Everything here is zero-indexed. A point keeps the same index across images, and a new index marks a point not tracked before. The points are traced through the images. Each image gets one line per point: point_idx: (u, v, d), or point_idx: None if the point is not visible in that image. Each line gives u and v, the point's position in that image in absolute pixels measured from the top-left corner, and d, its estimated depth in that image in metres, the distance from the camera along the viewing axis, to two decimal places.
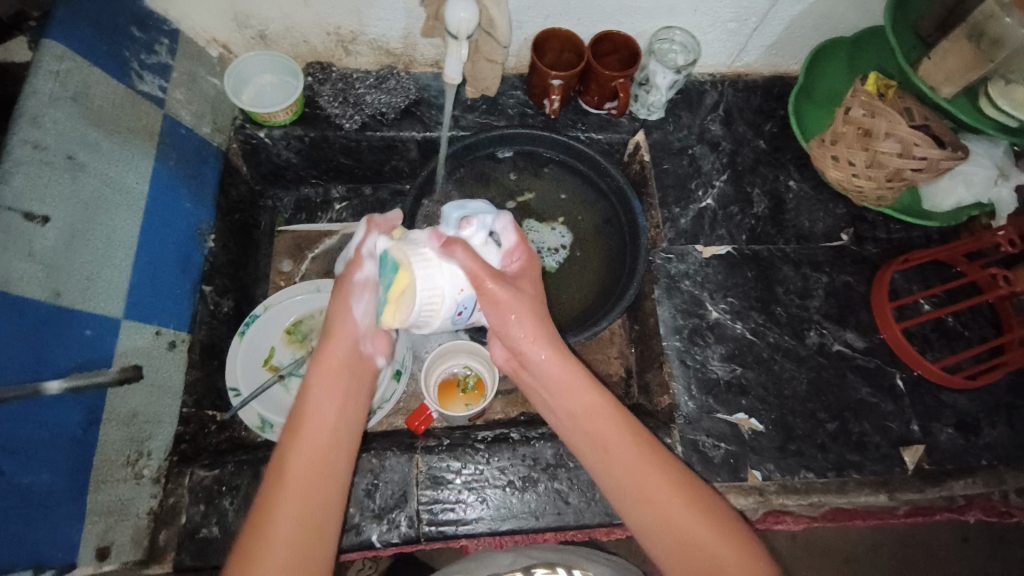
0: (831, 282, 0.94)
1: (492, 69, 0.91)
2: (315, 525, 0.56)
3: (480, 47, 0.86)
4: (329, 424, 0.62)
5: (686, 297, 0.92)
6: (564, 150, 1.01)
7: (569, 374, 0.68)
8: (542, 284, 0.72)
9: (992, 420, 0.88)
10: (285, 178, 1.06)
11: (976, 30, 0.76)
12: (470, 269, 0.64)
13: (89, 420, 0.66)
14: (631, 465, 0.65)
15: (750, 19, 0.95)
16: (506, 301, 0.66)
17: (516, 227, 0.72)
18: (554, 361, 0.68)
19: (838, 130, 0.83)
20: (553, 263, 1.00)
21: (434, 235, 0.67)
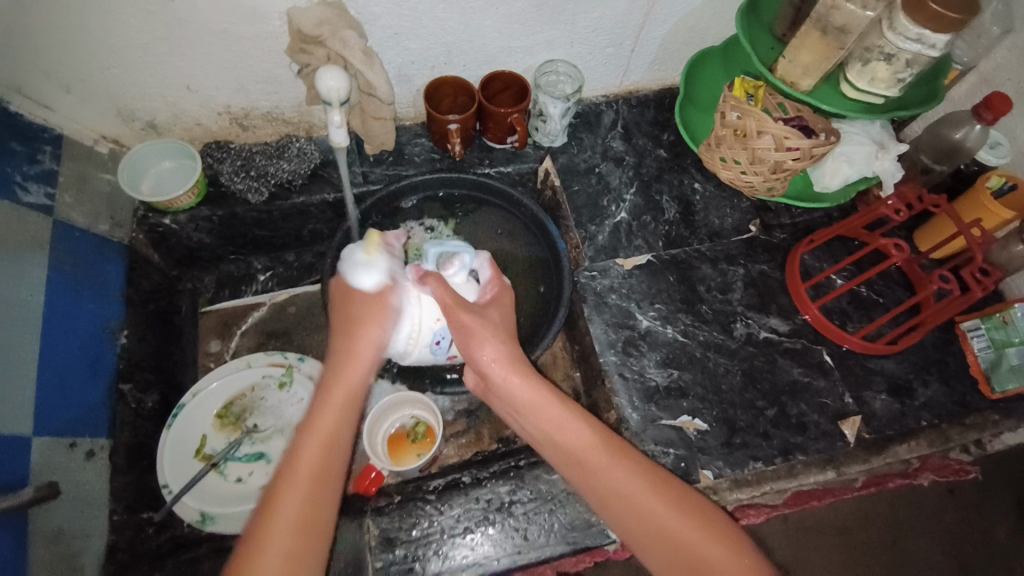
0: (748, 272, 0.98)
1: (383, 125, 0.95)
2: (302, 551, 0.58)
3: (366, 107, 0.91)
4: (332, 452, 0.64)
5: (615, 311, 0.94)
6: (477, 188, 1.03)
7: (533, 394, 0.71)
8: (513, 316, 0.77)
9: (923, 379, 0.91)
10: (203, 260, 1.04)
11: (822, 21, 0.81)
12: (441, 296, 0.72)
13: (14, 544, 0.63)
14: (609, 477, 0.66)
15: (625, 41, 1.01)
16: (476, 327, 0.72)
17: (493, 264, 0.80)
18: (518, 382, 0.71)
19: (718, 134, 0.89)
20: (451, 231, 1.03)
21: (415, 269, 0.75)
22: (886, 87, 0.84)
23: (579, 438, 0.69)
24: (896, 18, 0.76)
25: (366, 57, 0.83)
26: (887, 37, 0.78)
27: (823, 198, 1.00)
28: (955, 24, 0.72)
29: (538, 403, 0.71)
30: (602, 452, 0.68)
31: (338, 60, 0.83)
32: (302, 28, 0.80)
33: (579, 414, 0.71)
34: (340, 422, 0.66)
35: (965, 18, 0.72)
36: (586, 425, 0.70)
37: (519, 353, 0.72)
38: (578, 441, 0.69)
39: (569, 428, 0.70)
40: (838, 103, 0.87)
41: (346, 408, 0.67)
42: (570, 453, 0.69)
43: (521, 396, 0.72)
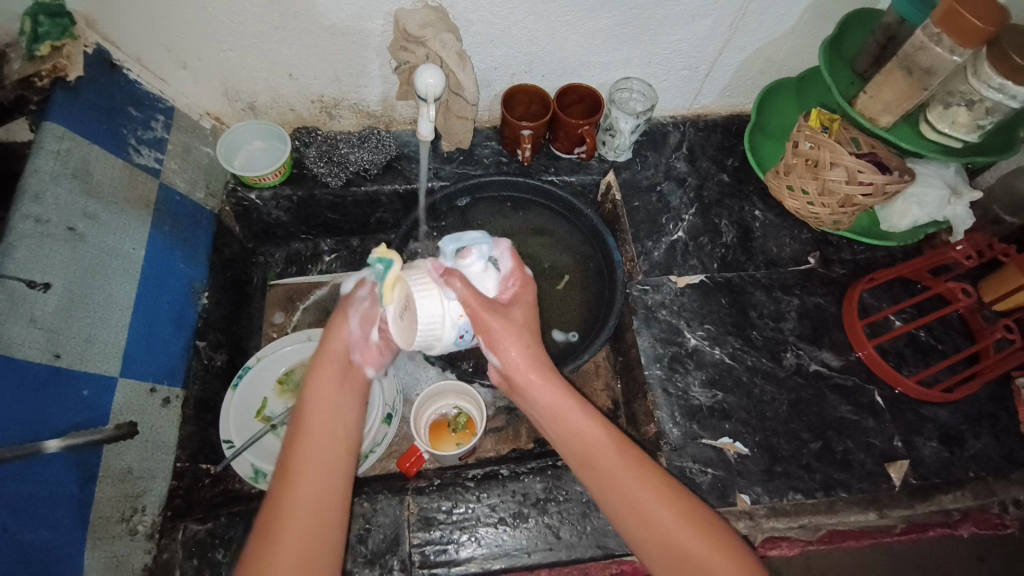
0: (803, 304, 0.98)
1: (463, 124, 1.00)
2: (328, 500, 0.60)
3: (451, 106, 0.96)
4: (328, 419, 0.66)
5: (664, 326, 0.95)
6: (540, 194, 1.07)
7: (559, 397, 0.69)
8: (537, 311, 0.75)
9: (975, 431, 0.88)
10: (277, 236, 1.11)
11: (908, 61, 0.78)
12: (468, 299, 0.68)
13: (84, 478, 0.68)
14: (626, 486, 0.66)
15: (700, 65, 1.04)
16: (500, 330, 0.69)
17: (514, 253, 0.76)
18: (541, 387, 0.69)
19: (788, 162, 0.89)
20: None
21: (435, 265, 0.71)
22: (966, 132, 0.83)
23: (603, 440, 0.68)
24: (981, 65, 0.75)
25: (459, 59, 0.87)
26: (971, 83, 0.77)
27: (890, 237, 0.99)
28: None
29: (560, 404, 0.69)
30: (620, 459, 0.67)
31: (435, 60, 0.86)
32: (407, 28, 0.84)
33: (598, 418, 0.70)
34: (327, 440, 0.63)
35: None
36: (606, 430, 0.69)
37: (545, 356, 0.70)
38: (593, 436, 0.68)
39: (584, 423, 0.69)
40: (915, 142, 0.86)
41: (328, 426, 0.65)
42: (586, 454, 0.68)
43: (542, 401, 0.69)
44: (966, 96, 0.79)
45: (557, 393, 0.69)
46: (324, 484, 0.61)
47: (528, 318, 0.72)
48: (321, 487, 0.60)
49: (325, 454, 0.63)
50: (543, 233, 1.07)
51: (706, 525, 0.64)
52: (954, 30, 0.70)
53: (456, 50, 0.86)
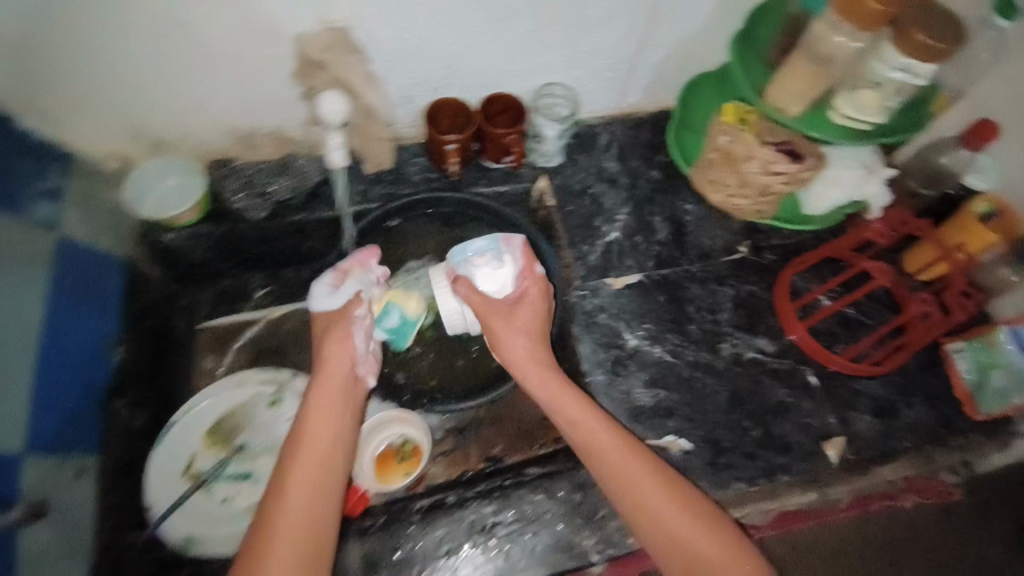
0: (737, 293, 1.00)
1: (383, 146, 1.00)
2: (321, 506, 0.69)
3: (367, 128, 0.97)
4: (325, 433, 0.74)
5: (604, 330, 0.96)
6: (474, 207, 1.06)
7: (557, 391, 0.79)
8: (546, 307, 0.84)
9: (908, 401, 0.91)
10: (201, 275, 1.05)
11: (812, 51, 0.77)
12: (471, 301, 0.83)
13: None
14: (626, 469, 0.72)
15: (622, 66, 1.03)
16: (503, 329, 0.82)
17: (525, 250, 0.84)
18: (541, 378, 0.80)
19: (708, 156, 0.91)
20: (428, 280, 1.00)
21: (449, 269, 0.85)
22: (873, 113, 0.81)
23: (602, 429, 0.75)
24: (883, 48, 0.74)
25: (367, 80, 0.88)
26: (874, 66, 0.76)
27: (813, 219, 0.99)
28: (939, 55, 0.70)
29: (561, 401, 0.78)
30: (621, 446, 0.73)
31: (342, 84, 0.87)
32: (310, 54, 0.84)
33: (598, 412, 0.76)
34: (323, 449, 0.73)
35: (951, 51, 0.70)
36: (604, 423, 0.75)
37: (543, 351, 0.81)
38: (593, 429, 0.75)
39: (586, 418, 0.76)
40: (826, 129, 0.83)
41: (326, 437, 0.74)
42: (589, 442, 0.74)
43: (541, 393, 0.80)
44: (869, 79, 0.78)
45: (554, 387, 0.78)
46: (316, 489, 0.69)
47: (530, 316, 0.83)
48: (311, 493, 0.69)
49: (318, 465, 0.71)
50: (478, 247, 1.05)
51: (680, 488, 0.71)
52: (852, 18, 0.69)
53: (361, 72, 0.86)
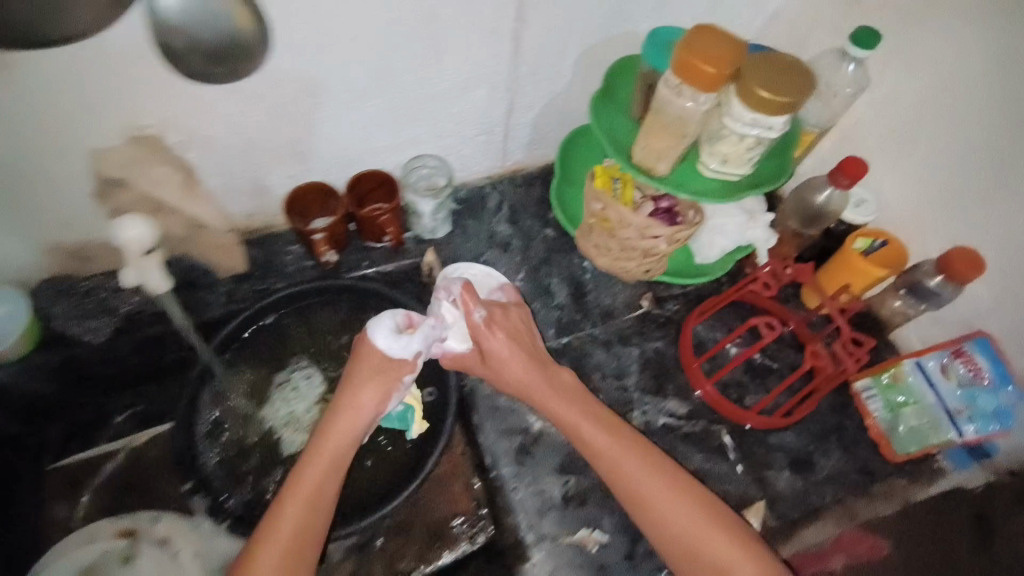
0: (643, 352, 0.95)
1: (228, 254, 0.93)
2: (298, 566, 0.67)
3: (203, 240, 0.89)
4: (325, 488, 0.72)
5: (506, 415, 0.89)
6: (352, 292, 0.97)
7: (586, 422, 0.78)
8: (526, 340, 0.85)
9: (824, 450, 0.88)
10: (49, 407, 0.93)
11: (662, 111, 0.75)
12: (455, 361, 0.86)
13: None
14: (653, 498, 0.72)
15: (495, 128, 0.98)
16: (494, 372, 0.84)
17: (464, 289, 0.84)
18: (563, 412, 0.80)
19: (588, 223, 0.86)
20: (292, 387, 0.93)
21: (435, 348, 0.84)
22: (738, 166, 0.78)
23: (634, 465, 0.74)
24: (731, 104, 0.71)
25: (185, 189, 0.81)
26: (726, 122, 0.73)
27: (708, 270, 0.96)
28: (786, 108, 0.67)
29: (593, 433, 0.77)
30: (653, 478, 0.73)
31: (147, 198, 0.79)
32: (105, 169, 0.75)
33: (638, 448, 0.76)
34: (317, 501, 0.71)
35: (797, 101, 0.67)
36: (641, 458, 0.75)
37: (542, 381, 0.82)
38: (632, 467, 0.74)
39: (614, 454, 0.75)
40: (698, 183, 0.80)
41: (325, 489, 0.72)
42: (630, 480, 0.74)
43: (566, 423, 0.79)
44: (723, 136, 0.75)
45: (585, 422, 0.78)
46: (305, 531, 0.69)
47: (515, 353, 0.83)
48: (300, 536, 0.68)
49: (311, 506, 0.70)
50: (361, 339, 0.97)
51: (720, 518, 0.71)
52: (693, 81, 0.66)
53: (178, 178, 0.80)
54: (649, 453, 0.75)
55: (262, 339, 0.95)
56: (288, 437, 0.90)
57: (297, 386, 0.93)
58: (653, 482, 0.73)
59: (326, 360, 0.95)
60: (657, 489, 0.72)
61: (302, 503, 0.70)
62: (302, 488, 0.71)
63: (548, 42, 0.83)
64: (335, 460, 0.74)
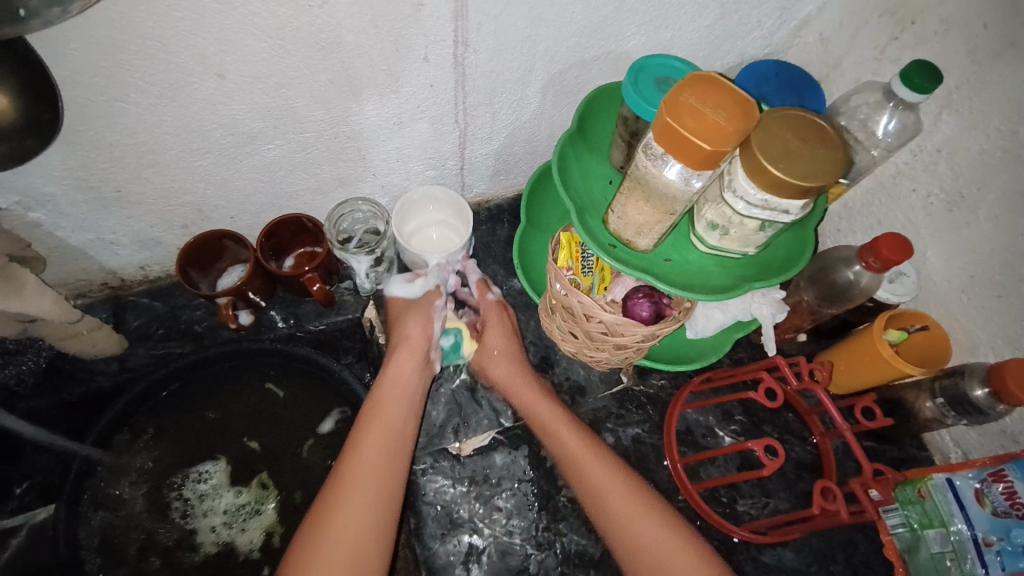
0: (619, 441, 0.80)
1: (96, 341, 0.74)
2: (390, 479, 0.65)
3: (60, 329, 0.70)
4: (401, 410, 0.71)
5: (448, 522, 0.74)
6: (272, 355, 0.84)
7: (582, 449, 0.70)
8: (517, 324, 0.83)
9: (828, 572, 0.73)
10: None
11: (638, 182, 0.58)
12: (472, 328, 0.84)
13: None
14: (653, 544, 0.62)
15: (446, 162, 0.80)
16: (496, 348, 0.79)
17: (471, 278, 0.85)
18: (554, 421, 0.73)
19: (550, 302, 0.70)
20: (217, 480, 0.82)
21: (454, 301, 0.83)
22: (740, 246, 0.61)
23: (623, 499, 0.66)
24: (733, 179, 0.54)
25: (8, 281, 0.60)
26: (727, 199, 0.56)
27: (699, 352, 0.79)
28: (807, 193, 0.50)
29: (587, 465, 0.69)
30: (642, 516, 0.64)
31: None
32: None
33: (625, 474, 0.68)
34: (398, 417, 0.70)
35: (823, 185, 0.50)
36: (630, 486, 0.67)
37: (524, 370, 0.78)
38: (613, 491, 0.66)
39: (611, 483, 0.67)
40: (689, 263, 0.65)
41: (404, 405, 0.71)
42: (617, 514, 0.65)
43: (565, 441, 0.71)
44: (723, 213, 0.58)
45: (570, 441, 0.71)
46: (379, 484, 0.64)
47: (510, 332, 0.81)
48: (387, 442, 0.67)
49: (394, 417, 0.70)
50: (259, 415, 0.84)
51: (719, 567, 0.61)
52: (683, 155, 0.50)
53: None
54: (641, 491, 0.66)
55: (169, 415, 0.82)
56: (240, 535, 0.80)
57: (220, 480, 0.82)
58: (626, 507, 0.65)
59: (227, 453, 0.83)
60: (631, 515, 0.65)
61: (383, 427, 0.69)
62: (383, 407, 0.70)
63: (502, 67, 0.64)
64: (402, 384, 0.73)
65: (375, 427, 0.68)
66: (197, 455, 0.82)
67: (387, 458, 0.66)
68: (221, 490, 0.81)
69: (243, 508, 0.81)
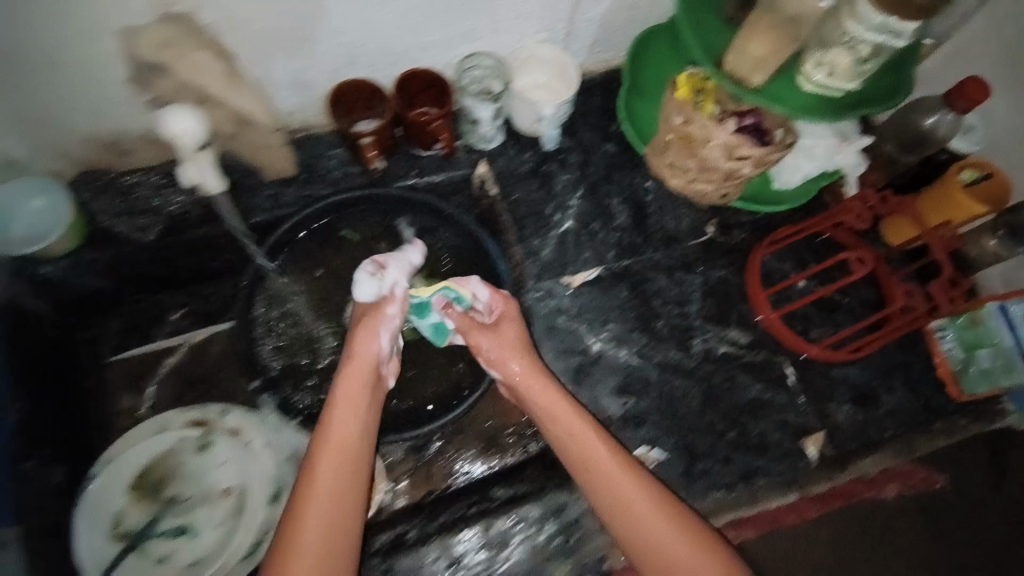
0: (706, 281, 0.91)
1: (277, 154, 0.86)
2: (344, 512, 0.67)
3: (254, 138, 0.82)
4: (351, 435, 0.71)
5: (565, 336, 0.88)
6: (398, 201, 0.91)
7: (586, 427, 0.74)
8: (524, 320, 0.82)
9: (888, 385, 0.86)
10: (102, 302, 0.93)
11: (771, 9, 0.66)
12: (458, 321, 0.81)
13: None
14: (656, 532, 0.68)
15: (557, 25, 0.88)
16: (490, 350, 0.80)
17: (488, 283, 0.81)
18: (553, 408, 0.76)
19: (664, 138, 0.79)
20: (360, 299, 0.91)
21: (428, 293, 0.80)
22: (846, 80, 0.69)
23: (628, 489, 0.70)
24: (857, 5, 0.62)
25: (231, 81, 0.74)
26: (846, 28, 0.64)
27: (786, 198, 0.89)
28: (925, 12, 0.59)
29: (600, 448, 0.73)
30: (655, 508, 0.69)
31: (197, 86, 0.72)
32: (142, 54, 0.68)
33: (632, 469, 0.72)
34: (350, 443, 0.70)
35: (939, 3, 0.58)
36: (642, 478, 0.71)
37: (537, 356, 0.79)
38: (628, 489, 0.70)
39: (615, 478, 0.71)
40: (796, 99, 0.71)
41: (355, 429, 0.71)
42: (620, 499, 0.70)
43: (568, 423, 0.75)
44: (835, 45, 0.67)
45: (584, 430, 0.74)
46: (335, 524, 0.66)
47: (518, 331, 0.81)
48: (340, 476, 0.68)
49: (346, 445, 0.70)
50: (379, 247, 0.93)
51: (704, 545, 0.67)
52: None
53: (222, 69, 0.72)
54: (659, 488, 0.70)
55: (310, 245, 0.92)
56: None
57: None
58: (639, 502, 0.70)
59: None
60: (631, 516, 0.69)
61: (332, 461, 0.69)
62: (328, 437, 0.70)
63: None
64: (354, 404, 0.73)
65: (325, 465, 0.68)
66: (337, 301, 0.91)
67: (334, 496, 0.67)
68: None
69: None
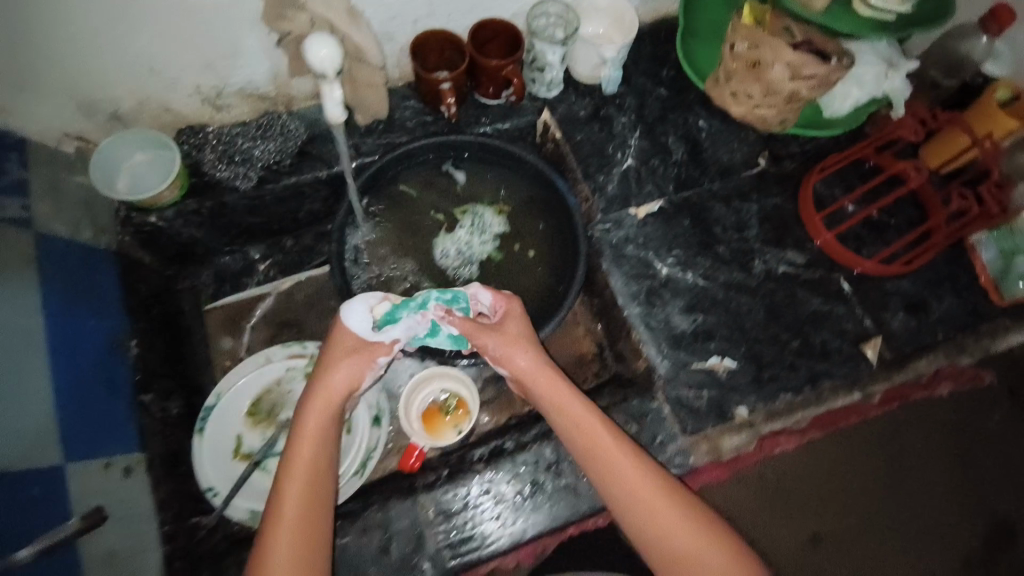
0: (762, 208, 0.97)
1: (375, 94, 0.91)
2: (314, 541, 0.65)
3: (356, 75, 0.87)
4: (319, 463, 0.69)
5: (634, 262, 0.94)
6: (473, 145, 0.97)
7: (596, 425, 0.72)
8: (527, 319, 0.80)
9: (937, 294, 0.92)
10: (196, 255, 0.99)
11: None
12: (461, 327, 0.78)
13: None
14: (664, 524, 0.67)
15: None
16: (495, 350, 0.78)
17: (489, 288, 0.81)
18: (557, 410, 0.75)
19: (728, 67, 0.86)
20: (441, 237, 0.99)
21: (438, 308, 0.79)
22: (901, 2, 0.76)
23: (643, 485, 0.69)
24: None
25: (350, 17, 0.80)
26: None
27: (834, 124, 0.98)
28: None
29: (609, 456, 0.71)
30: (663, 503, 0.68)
31: (323, 25, 0.78)
32: None
33: (636, 455, 0.71)
34: (314, 471, 0.68)
35: None
36: (643, 470, 0.70)
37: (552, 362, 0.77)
38: (633, 484, 0.69)
39: (624, 475, 0.70)
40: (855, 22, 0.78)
41: (318, 457, 0.69)
42: (627, 500, 0.69)
43: (582, 422, 0.73)
44: None
45: (586, 425, 0.73)
46: (310, 552, 0.64)
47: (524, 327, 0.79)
48: (309, 502, 0.66)
49: (313, 472, 0.68)
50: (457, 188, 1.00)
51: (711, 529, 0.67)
52: None
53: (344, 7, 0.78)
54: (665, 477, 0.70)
55: (392, 190, 0.98)
56: (484, 243, 0.98)
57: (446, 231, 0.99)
58: (639, 501, 0.69)
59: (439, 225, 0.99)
60: (637, 512, 0.68)
61: (299, 492, 0.67)
62: (292, 470, 0.68)
63: None
64: (320, 433, 0.71)
65: (292, 494, 0.66)
66: (428, 239, 0.99)
67: (303, 524, 0.65)
68: (456, 231, 0.99)
69: (474, 229, 0.99)
